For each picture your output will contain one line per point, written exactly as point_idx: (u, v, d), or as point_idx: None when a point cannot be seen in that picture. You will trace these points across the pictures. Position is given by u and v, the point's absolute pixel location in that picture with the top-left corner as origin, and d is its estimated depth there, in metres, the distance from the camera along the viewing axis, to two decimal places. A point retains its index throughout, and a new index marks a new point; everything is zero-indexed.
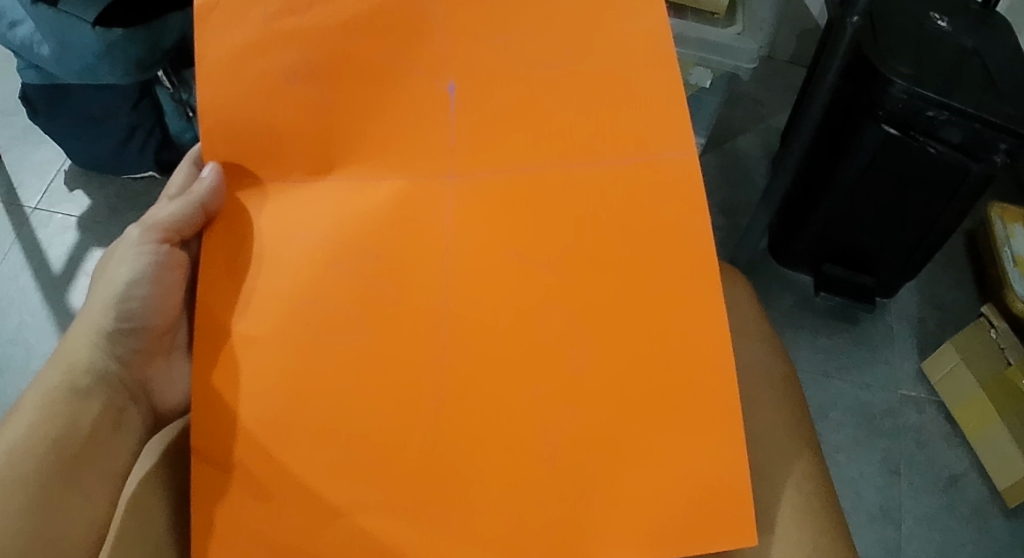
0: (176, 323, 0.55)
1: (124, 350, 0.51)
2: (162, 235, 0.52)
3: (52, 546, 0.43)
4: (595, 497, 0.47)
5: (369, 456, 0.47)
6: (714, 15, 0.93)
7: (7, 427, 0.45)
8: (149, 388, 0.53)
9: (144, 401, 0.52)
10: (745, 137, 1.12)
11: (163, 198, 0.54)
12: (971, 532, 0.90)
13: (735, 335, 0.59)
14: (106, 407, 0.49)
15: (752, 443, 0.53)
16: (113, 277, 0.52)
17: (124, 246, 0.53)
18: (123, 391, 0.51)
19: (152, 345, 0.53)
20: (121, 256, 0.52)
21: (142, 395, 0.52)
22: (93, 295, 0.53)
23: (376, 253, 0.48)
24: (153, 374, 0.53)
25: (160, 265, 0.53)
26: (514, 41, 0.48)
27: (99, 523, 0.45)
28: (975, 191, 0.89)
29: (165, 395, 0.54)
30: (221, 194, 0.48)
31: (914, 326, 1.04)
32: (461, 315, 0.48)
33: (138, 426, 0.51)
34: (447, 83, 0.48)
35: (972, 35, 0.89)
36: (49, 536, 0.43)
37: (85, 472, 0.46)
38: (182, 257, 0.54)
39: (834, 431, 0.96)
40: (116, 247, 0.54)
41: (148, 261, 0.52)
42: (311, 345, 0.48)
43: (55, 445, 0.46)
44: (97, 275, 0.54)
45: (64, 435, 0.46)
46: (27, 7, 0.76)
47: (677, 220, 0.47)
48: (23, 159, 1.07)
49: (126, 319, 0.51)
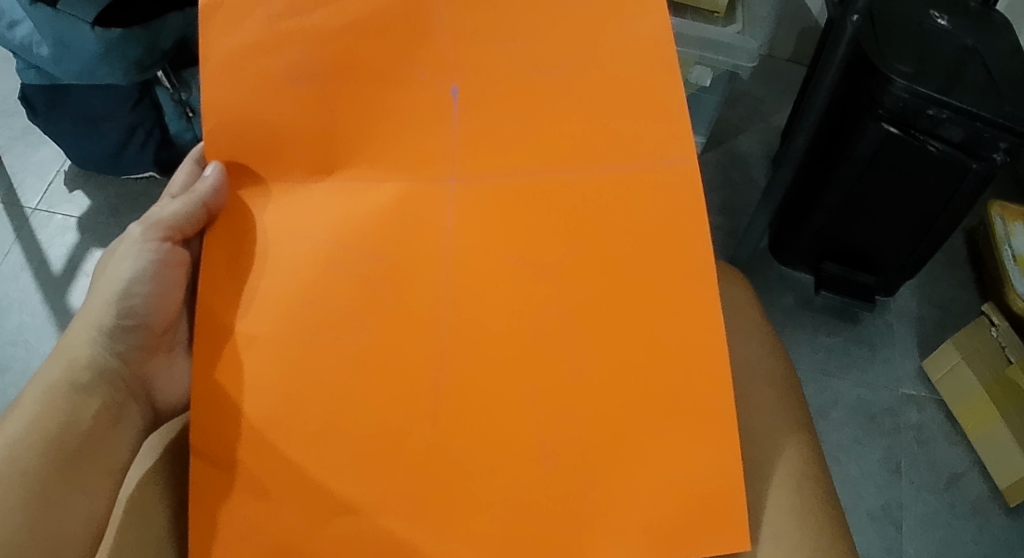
0: (177, 321, 0.55)
1: (125, 348, 0.51)
2: (164, 233, 0.52)
3: (51, 543, 0.43)
4: (597, 498, 0.47)
5: (371, 456, 0.47)
6: (714, 14, 0.93)
7: (7, 423, 0.46)
8: (150, 385, 0.53)
9: (144, 399, 0.52)
10: (745, 136, 1.12)
11: (165, 197, 0.54)
12: (971, 531, 0.90)
13: (735, 335, 0.59)
14: (107, 404, 0.49)
15: (753, 443, 0.53)
16: (115, 275, 0.52)
17: (125, 243, 0.53)
18: (123, 388, 0.50)
19: (153, 343, 0.53)
20: (122, 254, 0.52)
21: (143, 393, 0.52)
22: (95, 293, 0.52)
23: (375, 254, 0.48)
24: (154, 371, 0.53)
25: (161, 263, 0.52)
26: (515, 41, 0.48)
27: (98, 520, 0.45)
28: (974, 190, 0.89)
29: (165, 393, 0.54)
30: (223, 194, 0.48)
31: (914, 324, 1.04)
32: (462, 316, 0.48)
33: (138, 424, 0.51)
34: (450, 84, 0.48)
35: (972, 33, 0.89)
36: (48, 533, 0.43)
37: (84, 472, 0.46)
38: (183, 255, 0.54)
39: (834, 430, 0.96)
40: (117, 245, 0.54)
41: (150, 260, 0.52)
42: (312, 345, 0.47)
43: (54, 442, 0.46)
44: (99, 272, 0.54)
45: (63, 432, 0.46)
46: (27, 7, 0.76)
47: (680, 220, 0.47)
48: (23, 159, 1.07)
49: (127, 316, 0.51)
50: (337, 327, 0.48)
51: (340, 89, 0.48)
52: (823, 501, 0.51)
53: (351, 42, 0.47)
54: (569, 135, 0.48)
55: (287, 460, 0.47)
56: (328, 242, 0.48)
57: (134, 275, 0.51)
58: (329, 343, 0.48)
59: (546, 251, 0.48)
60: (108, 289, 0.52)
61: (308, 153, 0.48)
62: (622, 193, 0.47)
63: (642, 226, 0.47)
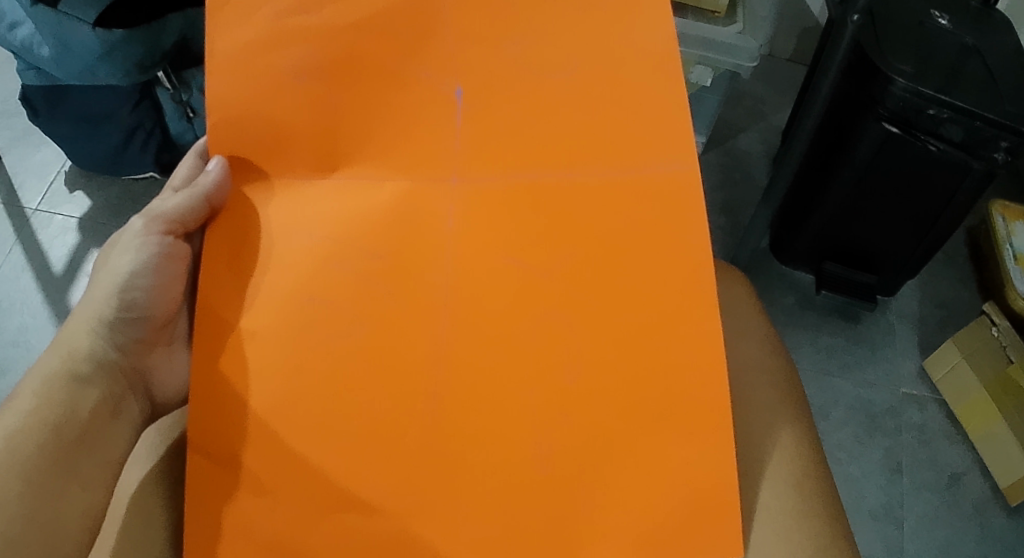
0: (177, 314, 0.55)
1: (124, 340, 0.51)
2: (165, 227, 0.52)
3: (50, 533, 0.44)
4: (598, 499, 0.47)
5: (373, 455, 0.47)
6: (715, 14, 0.93)
7: (7, 412, 0.46)
8: (149, 378, 0.53)
9: (143, 391, 0.53)
10: (745, 136, 1.12)
11: (168, 190, 0.54)
12: (972, 530, 0.90)
13: (735, 336, 0.59)
14: (105, 397, 0.50)
15: (753, 441, 0.53)
16: (116, 267, 0.52)
17: (127, 235, 0.53)
18: (122, 380, 0.51)
19: (152, 336, 0.53)
20: (123, 246, 0.52)
21: (141, 385, 0.52)
22: (96, 283, 0.52)
23: (376, 253, 0.48)
24: (153, 364, 0.53)
25: (163, 257, 0.52)
26: (517, 42, 0.48)
27: (95, 512, 0.46)
28: (975, 189, 0.89)
29: (164, 386, 0.54)
30: (225, 189, 0.48)
31: (915, 324, 1.04)
32: (463, 316, 0.48)
33: (135, 417, 0.51)
34: (453, 85, 0.48)
35: (973, 32, 0.89)
36: (47, 524, 0.44)
37: (82, 465, 0.47)
38: (185, 250, 0.53)
39: (835, 430, 0.96)
40: (120, 236, 0.53)
41: (151, 253, 0.52)
42: (315, 343, 0.47)
43: (53, 432, 0.46)
44: (100, 262, 0.54)
45: (62, 423, 0.47)
46: (28, 8, 0.76)
47: (682, 219, 0.47)
48: (23, 160, 1.07)
49: (127, 309, 0.51)
50: (341, 325, 0.48)
51: (343, 88, 0.48)
52: (823, 500, 0.51)
53: (352, 42, 0.47)
54: (573, 137, 0.48)
55: (287, 457, 0.47)
56: (331, 240, 0.48)
57: (133, 269, 0.51)
58: (332, 342, 0.48)
59: (548, 250, 0.48)
60: (109, 281, 0.51)
61: (308, 150, 0.48)
62: (625, 192, 0.47)
63: (645, 224, 0.47)
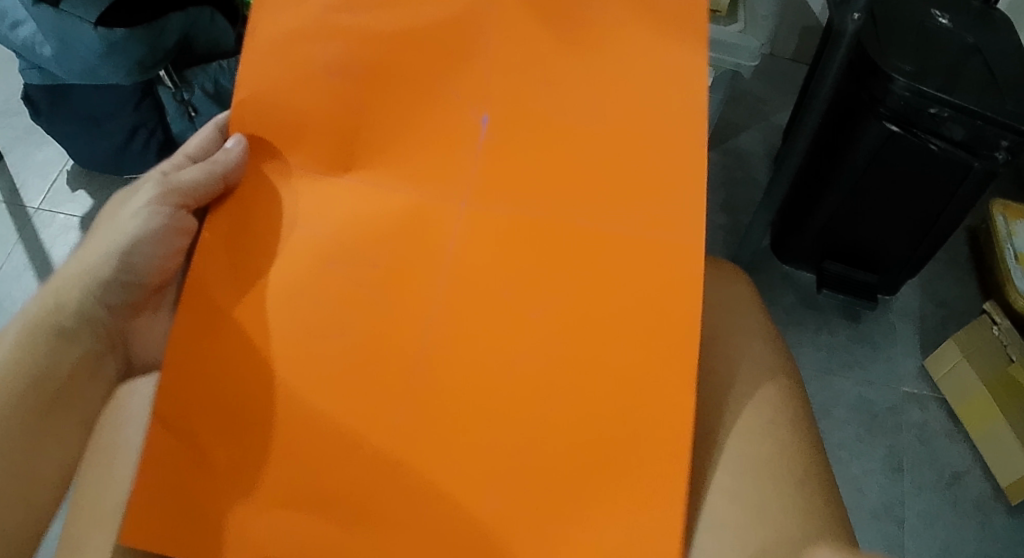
0: (166, 282, 0.55)
1: (114, 301, 0.51)
2: (177, 198, 0.51)
3: (23, 479, 0.44)
4: (598, 502, 0.47)
5: (377, 450, 0.48)
6: (716, 13, 0.93)
7: None
8: (128, 339, 0.53)
9: (121, 352, 0.52)
10: (746, 135, 1.12)
11: (184, 158, 0.53)
12: (972, 528, 0.90)
13: (736, 336, 0.59)
14: (89, 354, 0.49)
15: (756, 440, 0.53)
16: (115, 227, 0.51)
17: (131, 198, 0.52)
18: (105, 339, 0.51)
19: (140, 300, 0.53)
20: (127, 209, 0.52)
21: (120, 346, 0.52)
22: (92, 238, 0.52)
23: (374, 258, 0.49)
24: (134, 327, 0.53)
25: (168, 227, 0.52)
26: (528, 51, 0.50)
27: (69, 461, 0.47)
28: (976, 188, 0.89)
29: (140, 348, 0.54)
30: (243, 168, 0.50)
31: (916, 323, 1.04)
32: (455, 319, 0.49)
33: (111, 377, 0.51)
34: (469, 97, 0.49)
35: (973, 31, 0.89)
36: (20, 472, 0.44)
37: (61, 421, 0.46)
38: (191, 223, 0.53)
39: (836, 428, 0.96)
40: (124, 196, 0.53)
41: (158, 222, 0.51)
42: (323, 340, 0.49)
43: (34, 384, 0.46)
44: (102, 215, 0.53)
45: (45, 377, 0.46)
46: (31, 8, 0.76)
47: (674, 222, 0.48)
48: (25, 159, 1.07)
49: (123, 271, 0.51)
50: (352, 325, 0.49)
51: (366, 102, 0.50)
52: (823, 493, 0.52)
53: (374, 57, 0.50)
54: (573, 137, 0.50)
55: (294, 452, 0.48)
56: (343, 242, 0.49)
57: (133, 234, 0.51)
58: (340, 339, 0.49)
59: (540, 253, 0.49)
60: (108, 239, 0.51)
61: (320, 152, 0.50)
62: (627, 191, 0.49)
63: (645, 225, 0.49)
